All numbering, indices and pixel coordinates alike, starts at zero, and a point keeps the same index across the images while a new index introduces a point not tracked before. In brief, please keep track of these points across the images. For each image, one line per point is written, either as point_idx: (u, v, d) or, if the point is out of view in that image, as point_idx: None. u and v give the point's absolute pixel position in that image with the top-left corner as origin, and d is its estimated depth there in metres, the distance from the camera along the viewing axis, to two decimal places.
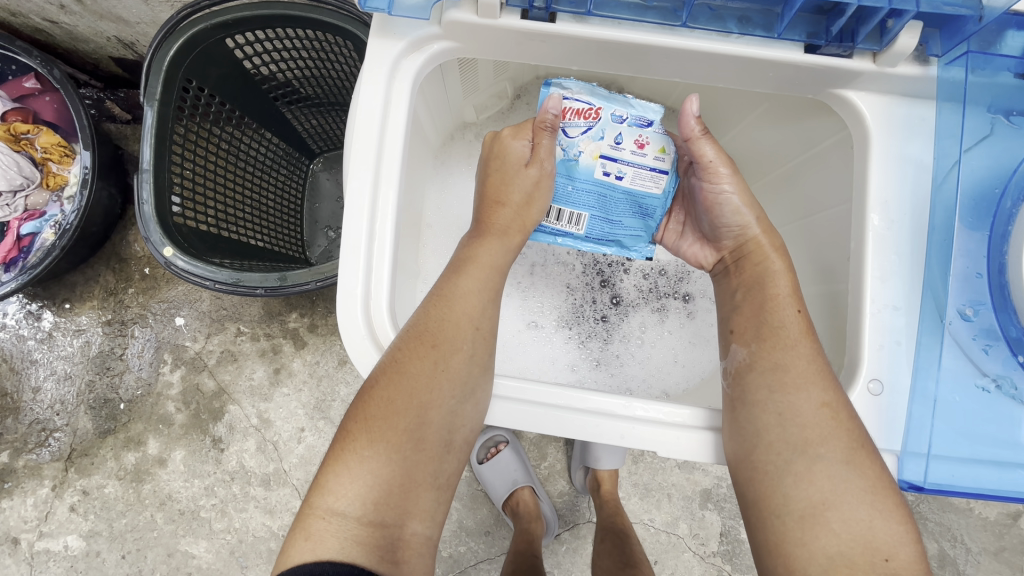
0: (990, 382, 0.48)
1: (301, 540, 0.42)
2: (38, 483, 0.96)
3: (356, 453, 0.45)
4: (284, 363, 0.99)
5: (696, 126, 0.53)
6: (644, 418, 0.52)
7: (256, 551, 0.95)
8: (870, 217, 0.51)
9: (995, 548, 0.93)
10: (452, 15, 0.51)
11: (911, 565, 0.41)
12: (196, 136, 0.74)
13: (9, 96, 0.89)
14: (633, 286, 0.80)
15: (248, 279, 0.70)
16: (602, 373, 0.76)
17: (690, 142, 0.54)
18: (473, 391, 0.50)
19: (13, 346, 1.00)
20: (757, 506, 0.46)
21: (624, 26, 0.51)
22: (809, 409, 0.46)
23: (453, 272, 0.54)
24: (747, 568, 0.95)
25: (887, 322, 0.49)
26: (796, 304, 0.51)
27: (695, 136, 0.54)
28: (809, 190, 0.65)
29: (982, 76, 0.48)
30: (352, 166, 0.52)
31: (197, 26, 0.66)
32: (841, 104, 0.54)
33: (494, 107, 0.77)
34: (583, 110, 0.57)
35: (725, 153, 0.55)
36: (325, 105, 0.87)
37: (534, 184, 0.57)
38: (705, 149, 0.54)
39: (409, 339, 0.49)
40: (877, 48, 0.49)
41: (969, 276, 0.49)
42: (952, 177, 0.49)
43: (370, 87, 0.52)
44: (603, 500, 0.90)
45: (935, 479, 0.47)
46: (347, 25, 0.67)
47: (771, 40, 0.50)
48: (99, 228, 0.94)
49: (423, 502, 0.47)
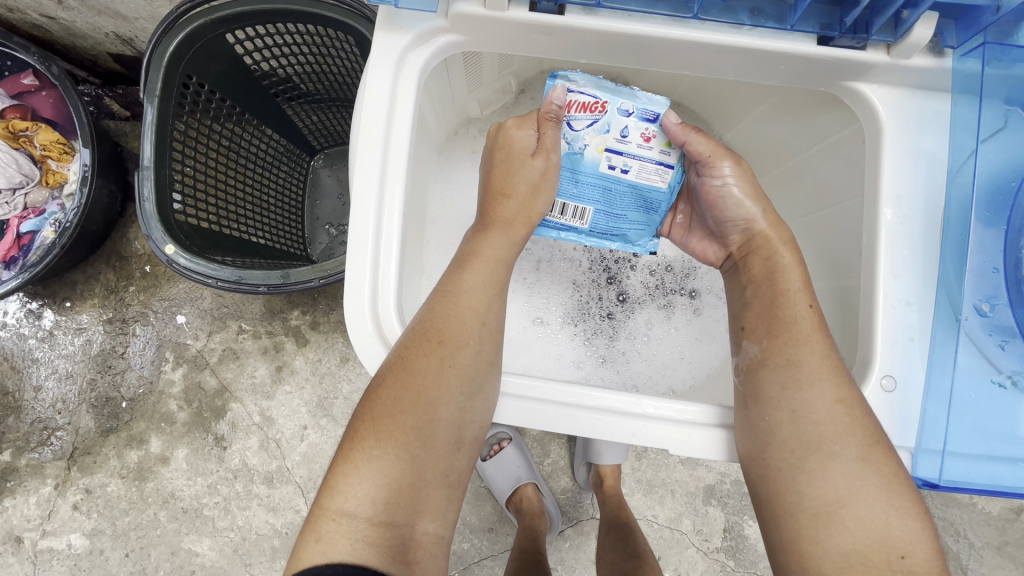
0: (1006, 378, 0.48)
1: (310, 543, 0.42)
2: (40, 482, 0.96)
3: (365, 453, 0.45)
4: (286, 361, 0.99)
5: (683, 130, 0.55)
6: (655, 415, 0.51)
7: (260, 549, 0.95)
8: (883, 211, 0.50)
9: (998, 542, 0.93)
10: (458, 7, 0.50)
11: (928, 562, 0.41)
12: (196, 133, 0.73)
13: (8, 93, 0.88)
14: (640, 282, 0.79)
15: (251, 277, 0.69)
16: (608, 370, 0.76)
17: (685, 144, 0.55)
18: (481, 387, 0.49)
19: (14, 345, 0.99)
20: (771, 505, 0.46)
21: (634, 17, 0.50)
22: (823, 405, 0.45)
23: (457, 267, 0.54)
24: (752, 564, 0.94)
25: (900, 318, 0.49)
26: (808, 298, 0.50)
27: (685, 138, 0.55)
28: (818, 183, 0.64)
29: (999, 67, 0.47)
30: (357, 163, 0.51)
31: (197, 21, 0.65)
32: (853, 96, 0.53)
33: (498, 102, 0.76)
34: (589, 103, 0.56)
35: (721, 145, 0.55)
36: (326, 101, 0.87)
37: (540, 175, 0.57)
38: (699, 145, 0.55)
39: (414, 337, 0.48)
40: (891, 40, 0.49)
41: (985, 271, 0.48)
42: (967, 169, 0.48)
43: (375, 81, 0.52)
44: (607, 495, 0.90)
45: (950, 476, 0.47)
46: (348, 19, 0.66)
47: (783, 32, 0.50)
48: (98, 226, 0.93)
49: (433, 501, 0.46)
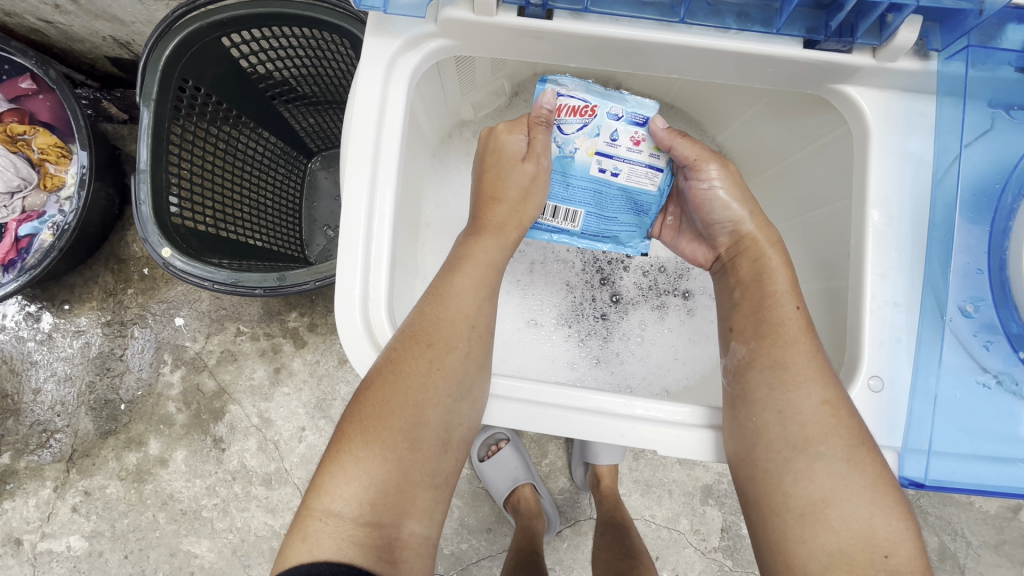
0: (991, 378, 0.48)
1: (297, 542, 0.42)
2: (40, 484, 0.96)
3: (352, 454, 0.45)
4: (284, 363, 0.99)
5: (669, 135, 0.56)
6: (644, 416, 0.52)
7: (258, 550, 0.95)
8: (870, 213, 0.50)
9: (995, 541, 0.93)
10: (446, 13, 0.51)
11: (911, 562, 0.41)
12: (193, 136, 0.73)
13: (6, 97, 0.89)
14: (633, 283, 0.79)
15: (247, 279, 0.70)
16: (602, 371, 0.76)
17: (670, 149, 0.56)
18: (470, 390, 0.49)
19: (13, 347, 1.00)
20: (757, 504, 0.46)
21: (622, 22, 0.51)
22: (809, 406, 0.45)
23: (449, 270, 0.54)
24: (748, 564, 0.95)
25: (887, 319, 0.49)
26: (795, 300, 0.50)
27: (671, 142, 0.56)
28: (809, 184, 0.64)
29: (982, 70, 0.47)
30: (347, 167, 0.51)
31: (193, 25, 0.66)
32: (840, 99, 0.53)
33: (491, 105, 0.77)
34: (579, 107, 0.56)
35: (707, 148, 0.56)
36: (322, 103, 0.87)
37: (530, 179, 0.57)
38: (685, 150, 0.55)
39: (403, 339, 0.49)
40: (876, 43, 0.49)
41: (970, 273, 0.48)
42: (952, 173, 0.48)
43: (366, 86, 0.52)
44: (603, 495, 0.90)
45: (935, 475, 0.47)
46: (343, 23, 0.67)
47: (770, 35, 0.50)
48: (97, 229, 0.93)
49: (421, 501, 0.47)
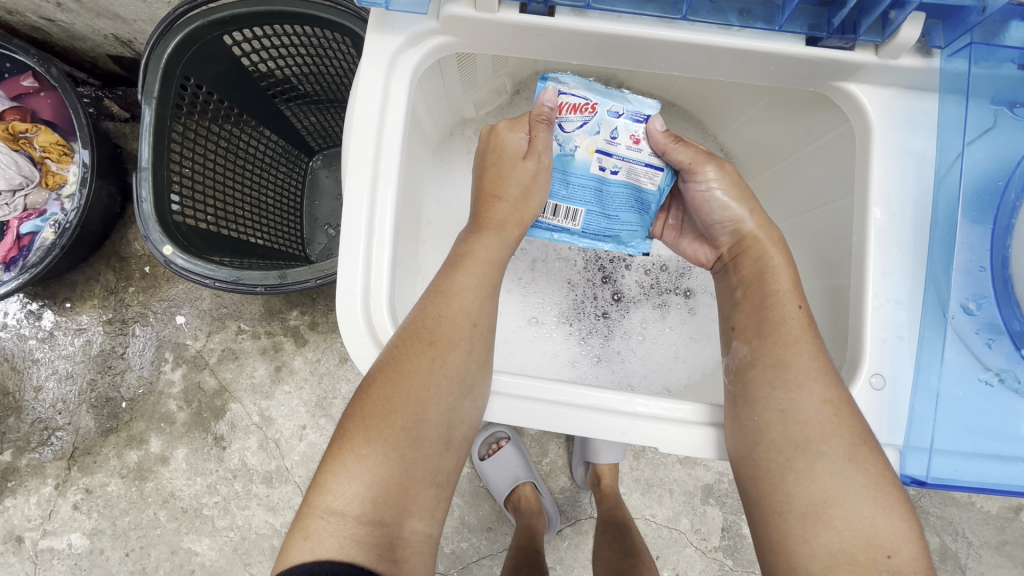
0: (993, 375, 0.48)
1: (299, 540, 0.42)
2: (41, 482, 0.97)
3: (354, 452, 0.45)
4: (285, 361, 0.99)
5: (665, 139, 0.56)
6: (645, 414, 0.51)
7: (259, 548, 0.95)
8: (872, 210, 0.50)
9: (997, 541, 0.93)
10: (449, 10, 0.51)
11: (913, 562, 0.41)
12: (195, 135, 0.73)
13: (8, 95, 0.88)
14: (634, 282, 0.79)
15: (248, 278, 0.70)
16: (603, 369, 0.76)
17: (666, 154, 0.56)
18: (471, 388, 0.49)
19: (14, 345, 1.00)
20: (759, 503, 0.46)
21: (624, 19, 0.51)
22: (810, 406, 0.45)
23: (450, 267, 0.54)
24: (749, 563, 0.95)
25: (888, 317, 0.49)
26: (797, 299, 0.50)
27: (666, 147, 0.56)
28: (810, 182, 0.64)
29: (985, 67, 0.47)
30: (349, 164, 0.51)
31: (195, 23, 0.66)
32: (843, 96, 0.53)
33: (493, 103, 0.77)
34: (579, 105, 0.56)
35: (703, 150, 0.56)
36: (324, 102, 0.87)
37: (531, 177, 0.57)
38: (680, 154, 0.56)
39: (404, 337, 0.49)
40: (879, 40, 0.49)
41: (972, 270, 0.48)
42: (954, 170, 0.48)
43: (368, 82, 0.52)
44: (603, 494, 0.90)
45: (937, 474, 0.47)
46: (345, 21, 0.67)
47: (772, 33, 0.50)
48: (98, 227, 0.93)
49: (423, 500, 0.47)
